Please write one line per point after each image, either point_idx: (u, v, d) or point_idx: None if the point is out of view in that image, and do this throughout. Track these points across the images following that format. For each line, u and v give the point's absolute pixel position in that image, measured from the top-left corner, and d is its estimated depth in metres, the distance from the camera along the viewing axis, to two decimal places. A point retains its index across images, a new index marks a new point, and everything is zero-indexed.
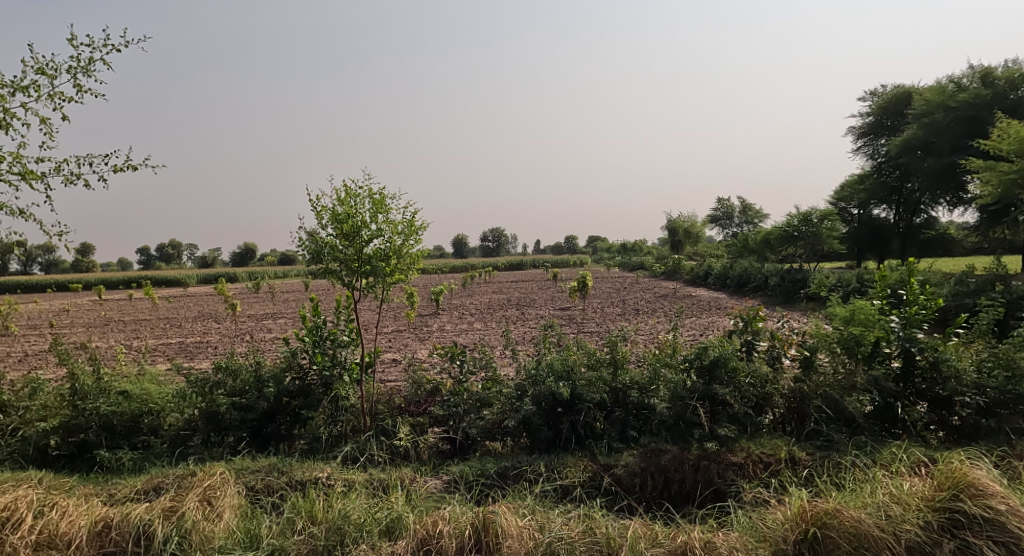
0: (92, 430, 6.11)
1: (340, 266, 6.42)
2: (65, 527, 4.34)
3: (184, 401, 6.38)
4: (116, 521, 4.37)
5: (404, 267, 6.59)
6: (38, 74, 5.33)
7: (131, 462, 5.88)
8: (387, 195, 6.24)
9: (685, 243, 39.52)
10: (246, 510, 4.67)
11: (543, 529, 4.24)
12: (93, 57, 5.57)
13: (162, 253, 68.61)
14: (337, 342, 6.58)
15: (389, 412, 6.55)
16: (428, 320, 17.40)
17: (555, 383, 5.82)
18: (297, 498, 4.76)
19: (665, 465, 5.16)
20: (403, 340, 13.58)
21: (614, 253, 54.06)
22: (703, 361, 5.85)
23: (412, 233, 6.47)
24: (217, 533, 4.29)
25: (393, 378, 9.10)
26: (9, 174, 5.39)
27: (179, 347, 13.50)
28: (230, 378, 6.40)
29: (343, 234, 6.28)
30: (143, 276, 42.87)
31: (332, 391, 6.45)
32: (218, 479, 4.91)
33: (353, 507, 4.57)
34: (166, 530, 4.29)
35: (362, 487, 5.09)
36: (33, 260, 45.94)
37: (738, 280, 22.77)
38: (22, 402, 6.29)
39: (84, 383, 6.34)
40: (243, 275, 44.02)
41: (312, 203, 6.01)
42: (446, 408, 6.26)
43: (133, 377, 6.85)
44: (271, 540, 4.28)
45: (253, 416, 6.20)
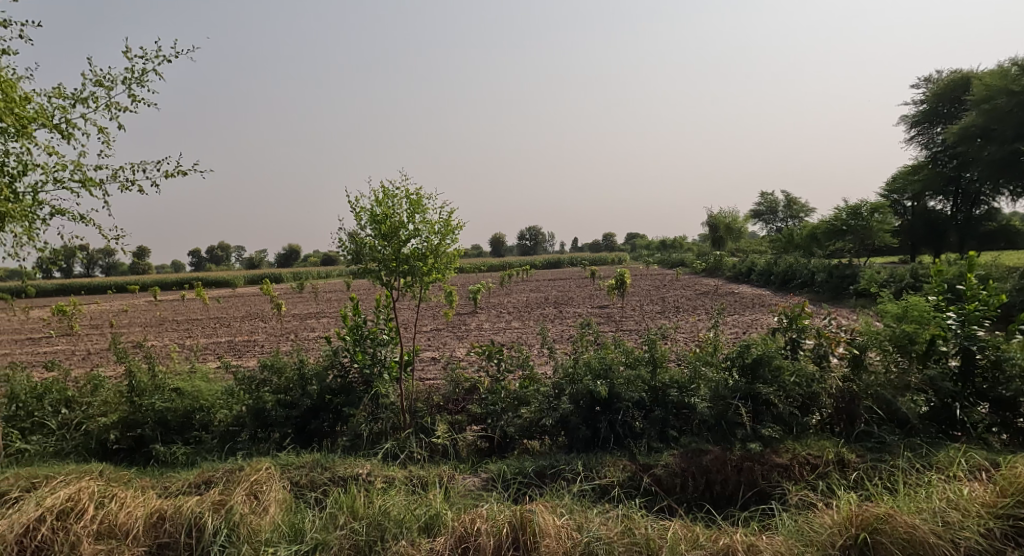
0: (149, 424, 6.39)
1: (379, 266, 6.53)
2: (124, 517, 4.50)
3: (233, 398, 6.62)
4: (170, 513, 4.54)
5: (441, 267, 6.63)
6: (96, 86, 5.66)
7: (184, 456, 6.11)
8: (424, 195, 6.30)
9: (727, 239, 38.69)
10: (290, 505, 4.80)
11: (582, 529, 4.21)
12: (147, 69, 5.89)
13: (212, 255, 71.23)
14: (376, 341, 6.73)
15: (428, 410, 6.67)
16: (466, 319, 17.61)
17: (592, 382, 5.80)
18: (339, 495, 4.87)
19: (707, 466, 5.04)
20: (442, 339, 13.78)
21: (653, 250, 53.60)
22: (745, 359, 5.72)
23: (448, 233, 6.51)
24: (264, 526, 4.43)
25: (432, 376, 9.25)
26: (70, 183, 5.65)
27: (229, 346, 13.99)
28: (276, 375, 6.64)
29: (381, 235, 6.37)
30: (194, 277, 44.55)
31: (372, 389, 6.55)
32: (264, 474, 5.08)
33: (392, 503, 4.64)
34: (216, 522, 4.43)
35: (402, 484, 5.17)
36: (96, 263, 48.70)
37: (783, 276, 22.22)
38: (85, 398, 6.77)
39: (140, 381, 6.67)
40: (288, 275, 45.33)
41: (352, 204, 6.11)
42: (484, 406, 6.33)
43: (186, 374, 7.13)
44: (314, 534, 4.40)
45: (297, 413, 6.39)
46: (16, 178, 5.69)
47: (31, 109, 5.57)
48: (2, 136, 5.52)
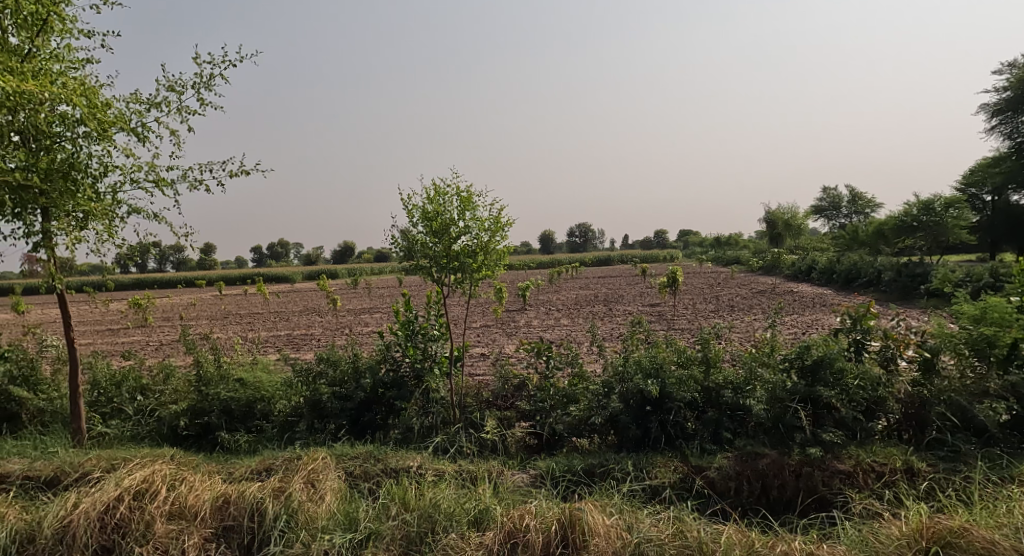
0: (214, 413, 6.66)
1: (430, 263, 6.63)
2: (193, 499, 4.74)
3: (291, 390, 6.88)
4: (235, 498, 4.75)
5: (491, 264, 6.67)
6: (169, 91, 5.98)
7: (247, 444, 6.39)
8: (474, 192, 6.35)
9: (785, 236, 37.40)
10: (345, 494, 4.96)
11: (632, 529, 4.16)
12: (215, 74, 6.19)
13: (272, 251, 74.09)
14: (427, 336, 6.78)
15: (477, 405, 6.77)
16: (516, 316, 17.70)
17: (643, 381, 5.70)
18: (392, 486, 4.98)
19: (763, 470, 4.88)
20: (492, 335, 13.89)
21: (707, 247, 52.38)
22: (805, 361, 5.45)
23: (498, 230, 6.54)
24: (320, 514, 4.59)
25: (481, 372, 9.35)
26: (145, 183, 5.98)
27: (288, 339, 14.54)
28: (331, 368, 6.84)
29: (432, 232, 6.46)
30: (256, 273, 46.50)
31: (423, 383, 6.66)
32: (321, 463, 5.27)
33: (442, 496, 4.71)
34: (276, 508, 4.61)
35: (452, 477, 5.24)
36: (167, 259, 51.52)
37: (846, 275, 21.30)
38: (159, 386, 7.28)
39: (206, 370, 7.02)
40: (343, 272, 46.70)
41: (404, 202, 6.22)
42: (533, 403, 6.35)
43: (249, 365, 7.47)
44: (368, 523, 4.52)
45: (352, 405, 6.57)
46: (98, 179, 6.07)
47: (111, 114, 5.93)
48: (87, 139, 5.90)
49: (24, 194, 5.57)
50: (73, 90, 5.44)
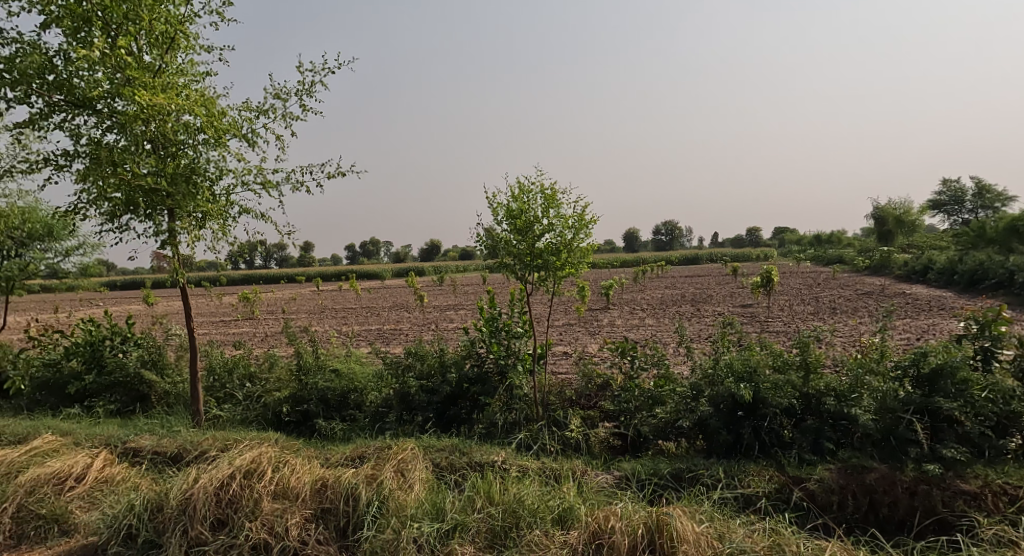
0: (312, 401, 7.11)
1: (514, 260, 6.68)
2: (295, 481, 5.05)
3: (382, 382, 7.20)
4: (331, 482, 5.02)
5: (574, 262, 6.62)
6: (275, 98, 6.42)
7: (341, 432, 6.73)
8: (558, 189, 6.34)
9: (896, 233, 34.54)
10: (432, 485, 5.11)
11: (723, 539, 4.01)
12: (315, 81, 6.58)
13: (364, 249, 77.53)
14: (511, 333, 6.89)
15: (561, 404, 6.76)
16: (600, 315, 17.51)
17: (735, 384, 5.44)
18: (477, 479, 5.08)
19: (870, 485, 4.53)
20: (575, 334, 13.82)
21: (805, 245, 49.37)
22: (922, 369, 5.03)
23: (582, 227, 6.49)
24: (409, 502, 4.76)
25: (564, 370, 9.32)
26: (254, 185, 6.45)
27: (379, 333, 15.17)
28: (419, 362, 7.10)
29: (516, 230, 6.50)
30: (349, 270, 48.86)
31: (507, 380, 6.74)
32: (409, 453, 5.47)
33: (526, 493, 4.75)
34: (369, 494, 4.83)
35: (536, 474, 5.27)
36: (271, 257, 55.24)
37: (968, 276, 19.37)
38: (264, 374, 7.83)
39: (305, 360, 7.51)
40: (429, 269, 48.07)
41: (490, 200, 6.30)
42: (617, 404, 6.28)
43: (343, 357, 7.92)
44: (454, 514, 4.63)
45: (438, 398, 6.77)
46: (215, 182, 6.60)
47: (227, 122, 6.44)
48: (206, 146, 6.44)
49: (154, 197, 6.16)
50: (194, 101, 5.96)
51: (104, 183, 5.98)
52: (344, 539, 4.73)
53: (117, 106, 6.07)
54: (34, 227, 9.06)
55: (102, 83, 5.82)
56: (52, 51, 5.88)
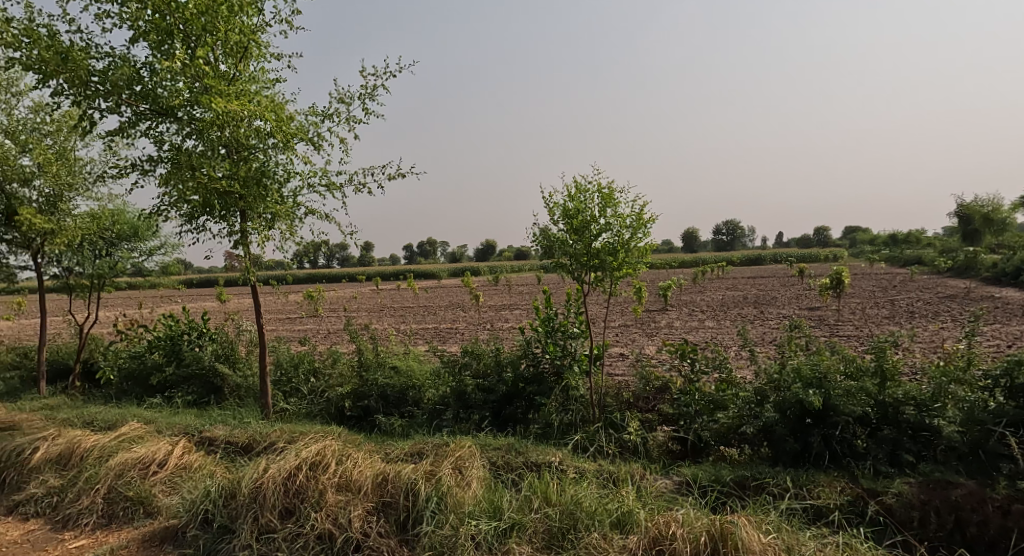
0: (373, 397, 7.36)
1: (571, 260, 6.63)
2: (357, 474, 5.19)
3: (439, 380, 7.35)
4: (392, 477, 5.13)
5: (632, 262, 6.52)
6: (340, 103, 6.62)
7: (400, 427, 6.87)
8: (616, 189, 6.25)
9: (983, 232, 32.20)
10: (489, 483, 5.14)
11: (791, 551, 3.86)
12: (377, 85, 6.75)
13: (422, 249, 78.98)
14: (567, 333, 6.87)
15: (618, 406, 6.66)
16: (658, 316, 17.16)
17: (803, 390, 5.21)
18: (534, 479, 5.07)
19: (956, 502, 4.21)
20: (632, 335, 13.61)
21: (879, 245, 46.77)
22: (1015, 380, 4.67)
23: (640, 227, 6.37)
24: (467, 499, 4.81)
25: (621, 372, 9.20)
26: (319, 187, 6.68)
27: (436, 331, 15.41)
28: (475, 360, 7.21)
29: (573, 230, 6.46)
30: (407, 269, 49.89)
31: (563, 380, 6.72)
32: (467, 451, 5.52)
33: (584, 495, 4.71)
34: (428, 490, 4.91)
35: (593, 477, 5.22)
36: (333, 257, 57.09)
37: None
38: (327, 370, 8.11)
39: (367, 357, 7.79)
40: (485, 269, 48.44)
41: (546, 199, 6.28)
42: (677, 407, 6.15)
43: (402, 355, 8.17)
44: (512, 513, 4.64)
45: (494, 397, 6.83)
46: (283, 185, 6.88)
47: (294, 127, 6.69)
48: (275, 150, 6.72)
49: (227, 199, 6.48)
50: (265, 107, 6.23)
51: (184, 186, 6.33)
52: (403, 533, 4.82)
53: (196, 113, 6.41)
54: (122, 228, 9.70)
55: (182, 92, 6.17)
56: (139, 63, 6.27)
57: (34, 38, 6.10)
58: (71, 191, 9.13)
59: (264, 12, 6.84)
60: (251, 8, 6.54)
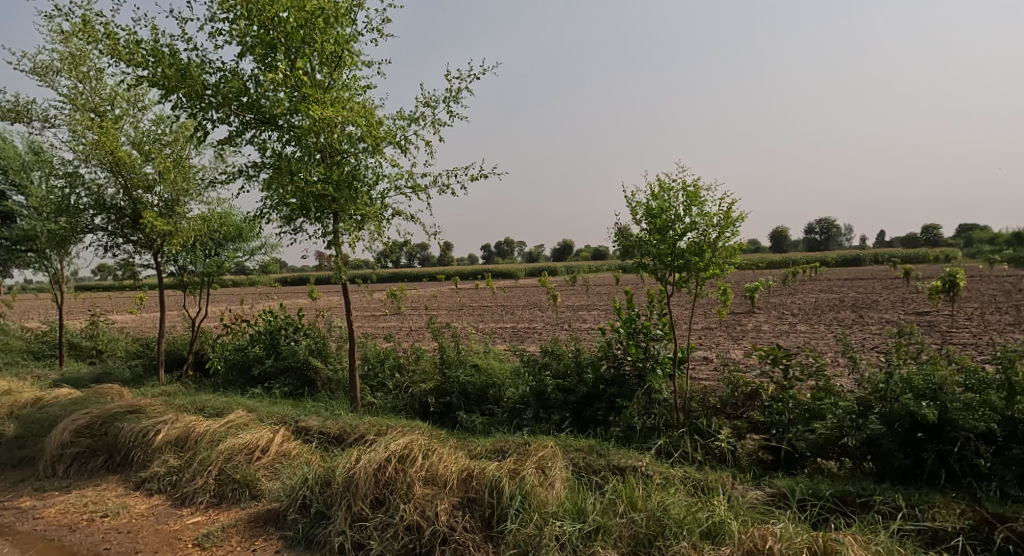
0: (455, 394, 7.52)
1: (654, 261, 6.46)
2: (442, 468, 5.31)
3: (519, 379, 7.40)
4: (477, 473, 5.21)
5: (719, 262, 6.27)
6: (425, 106, 6.82)
7: (481, 425, 6.97)
8: (702, 187, 6.03)
9: None
10: (573, 485, 5.13)
11: None
12: (461, 88, 6.89)
13: (498, 249, 79.90)
14: (650, 335, 6.71)
15: (704, 411, 6.44)
16: (744, 319, 16.44)
17: (914, 402, 4.81)
18: (618, 483, 5.00)
19: None
20: (716, 338, 13.12)
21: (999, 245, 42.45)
22: None
23: (728, 225, 6.12)
24: (550, 500, 4.83)
25: (706, 376, 8.89)
26: (405, 189, 6.89)
27: (514, 331, 15.53)
28: (556, 361, 7.22)
29: (656, 230, 6.30)
30: (485, 269, 50.60)
31: (646, 383, 6.56)
32: (550, 451, 5.52)
33: (672, 502, 4.58)
34: (512, 488, 4.95)
35: (681, 483, 5.07)
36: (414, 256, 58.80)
37: None
38: (412, 366, 8.38)
39: (449, 355, 7.98)
40: (562, 269, 48.27)
41: (628, 199, 6.16)
42: (769, 415, 5.84)
43: (482, 353, 8.29)
44: (596, 516, 4.58)
45: (574, 398, 6.79)
46: (372, 187, 7.16)
47: (383, 131, 6.95)
48: (365, 153, 7.00)
49: (322, 201, 6.80)
50: (356, 112, 6.50)
51: (283, 190, 6.73)
52: (488, 529, 4.89)
53: (295, 120, 6.80)
54: (228, 230, 10.47)
55: (283, 102, 6.57)
56: (246, 76, 6.74)
57: (158, 57, 6.69)
58: (186, 196, 9.95)
59: (357, 22, 7.15)
60: (345, 19, 6.87)
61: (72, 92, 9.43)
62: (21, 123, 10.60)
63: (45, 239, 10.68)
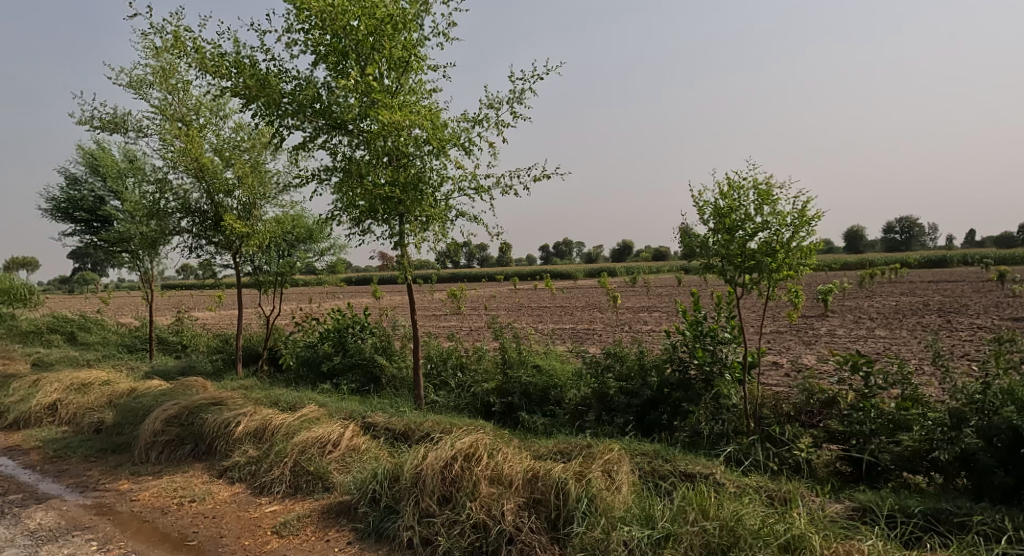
0: (516, 394, 7.54)
1: (722, 261, 6.25)
2: (508, 468, 5.34)
3: (581, 381, 7.33)
4: (543, 474, 5.20)
5: (793, 263, 5.99)
6: (489, 108, 6.87)
7: (543, 425, 6.96)
8: (774, 184, 5.78)
9: None
10: (640, 490, 5.06)
11: None
12: (525, 89, 6.91)
13: (557, 250, 79.66)
14: (717, 338, 6.45)
15: (776, 418, 6.17)
16: (816, 323, 15.69)
17: (1016, 414, 4.45)
18: (688, 490, 4.86)
19: None
20: (786, 342, 12.58)
21: None
22: None
23: (803, 224, 5.84)
24: (618, 505, 4.77)
25: (776, 382, 8.53)
26: (468, 191, 6.96)
27: (574, 332, 15.43)
28: (618, 363, 7.10)
29: (725, 230, 6.09)
30: (543, 270, 50.56)
31: (713, 388, 6.33)
32: (616, 455, 5.45)
33: (747, 511, 4.43)
34: (578, 490, 4.90)
35: (755, 492, 4.88)
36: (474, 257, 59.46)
37: None
38: (473, 366, 8.47)
39: (510, 355, 8.01)
40: (621, 270, 47.59)
41: (695, 199, 5.99)
42: (848, 424, 5.55)
43: (543, 353, 8.27)
44: (666, 524, 4.47)
45: (638, 401, 6.67)
46: (437, 189, 7.27)
47: (448, 134, 7.06)
48: (430, 156, 7.11)
49: (388, 204, 6.96)
50: (422, 116, 6.62)
51: (353, 193, 6.94)
52: (554, 531, 4.86)
53: (364, 125, 7.00)
54: (301, 232, 10.92)
55: (354, 107, 6.77)
56: (320, 84, 7.00)
57: (240, 68, 7.04)
58: (263, 199, 10.45)
59: (423, 27, 7.29)
60: (413, 25, 7.01)
61: (162, 103, 10.09)
62: (118, 133, 11.42)
63: (138, 241, 11.47)
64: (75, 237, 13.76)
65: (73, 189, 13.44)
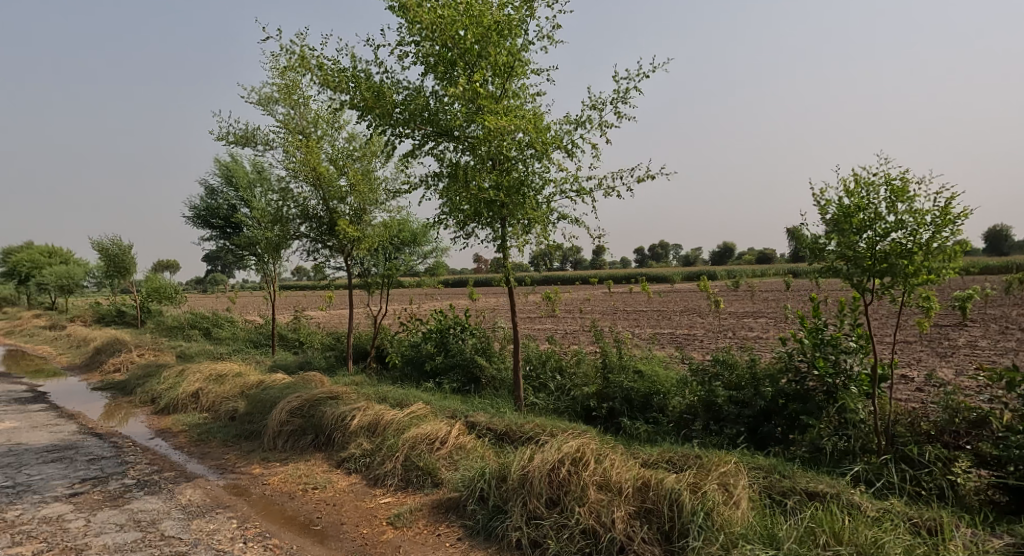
0: (618, 399, 7.35)
1: (848, 264, 5.72)
2: (616, 475, 5.18)
3: (686, 388, 7.01)
4: (655, 483, 5.00)
5: (934, 266, 5.39)
6: (592, 109, 6.76)
7: (646, 433, 6.73)
8: (911, 180, 5.22)
9: None
10: (761, 507, 4.74)
11: None
12: (630, 88, 6.72)
13: (654, 253, 77.62)
14: (840, 347, 5.90)
15: (913, 437, 5.54)
16: (951, 333, 14.10)
17: None
18: (817, 511, 4.49)
19: None
20: (916, 354, 11.40)
21: None
22: None
23: (946, 223, 5.24)
24: (738, 521, 4.50)
25: (907, 396, 7.73)
26: (570, 193, 6.87)
27: (674, 337, 14.89)
28: (727, 371, 6.74)
29: (852, 230, 5.58)
30: (639, 274, 49.42)
31: (837, 401, 5.82)
32: (733, 467, 5.14)
33: (892, 540, 4.02)
34: (693, 503, 4.67)
35: (897, 517, 4.43)
36: None
37: None
38: (573, 369, 8.38)
39: (610, 360, 7.82)
40: (723, 274, 45.51)
41: (817, 197, 5.55)
42: (1004, 448, 4.89)
43: (645, 358, 8.02)
44: (793, 545, 4.15)
45: (750, 412, 6.29)
46: (539, 192, 7.25)
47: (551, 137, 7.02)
48: (533, 159, 7.10)
49: (492, 207, 7.03)
50: (525, 119, 6.63)
51: (458, 198, 7.08)
52: (668, 543, 4.66)
53: (469, 131, 7.12)
54: (405, 235, 11.34)
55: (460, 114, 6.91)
56: (429, 93, 7.22)
57: (357, 82, 7.43)
58: (372, 205, 10.97)
59: (527, 32, 7.31)
60: (517, 30, 7.05)
61: (286, 118, 10.88)
62: (249, 146, 12.46)
63: (263, 245, 12.45)
64: (212, 241, 15.22)
65: (211, 199, 14.85)
